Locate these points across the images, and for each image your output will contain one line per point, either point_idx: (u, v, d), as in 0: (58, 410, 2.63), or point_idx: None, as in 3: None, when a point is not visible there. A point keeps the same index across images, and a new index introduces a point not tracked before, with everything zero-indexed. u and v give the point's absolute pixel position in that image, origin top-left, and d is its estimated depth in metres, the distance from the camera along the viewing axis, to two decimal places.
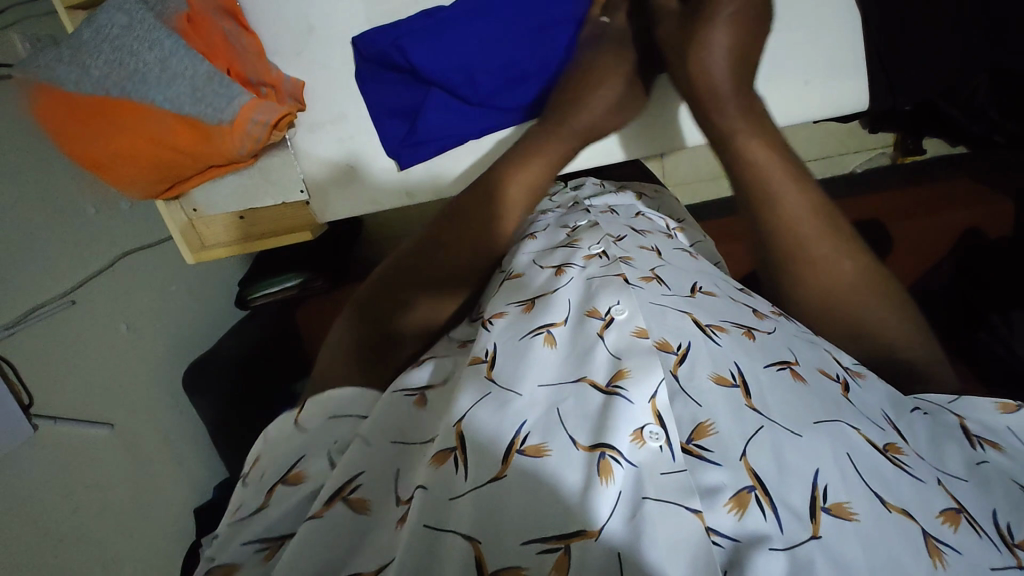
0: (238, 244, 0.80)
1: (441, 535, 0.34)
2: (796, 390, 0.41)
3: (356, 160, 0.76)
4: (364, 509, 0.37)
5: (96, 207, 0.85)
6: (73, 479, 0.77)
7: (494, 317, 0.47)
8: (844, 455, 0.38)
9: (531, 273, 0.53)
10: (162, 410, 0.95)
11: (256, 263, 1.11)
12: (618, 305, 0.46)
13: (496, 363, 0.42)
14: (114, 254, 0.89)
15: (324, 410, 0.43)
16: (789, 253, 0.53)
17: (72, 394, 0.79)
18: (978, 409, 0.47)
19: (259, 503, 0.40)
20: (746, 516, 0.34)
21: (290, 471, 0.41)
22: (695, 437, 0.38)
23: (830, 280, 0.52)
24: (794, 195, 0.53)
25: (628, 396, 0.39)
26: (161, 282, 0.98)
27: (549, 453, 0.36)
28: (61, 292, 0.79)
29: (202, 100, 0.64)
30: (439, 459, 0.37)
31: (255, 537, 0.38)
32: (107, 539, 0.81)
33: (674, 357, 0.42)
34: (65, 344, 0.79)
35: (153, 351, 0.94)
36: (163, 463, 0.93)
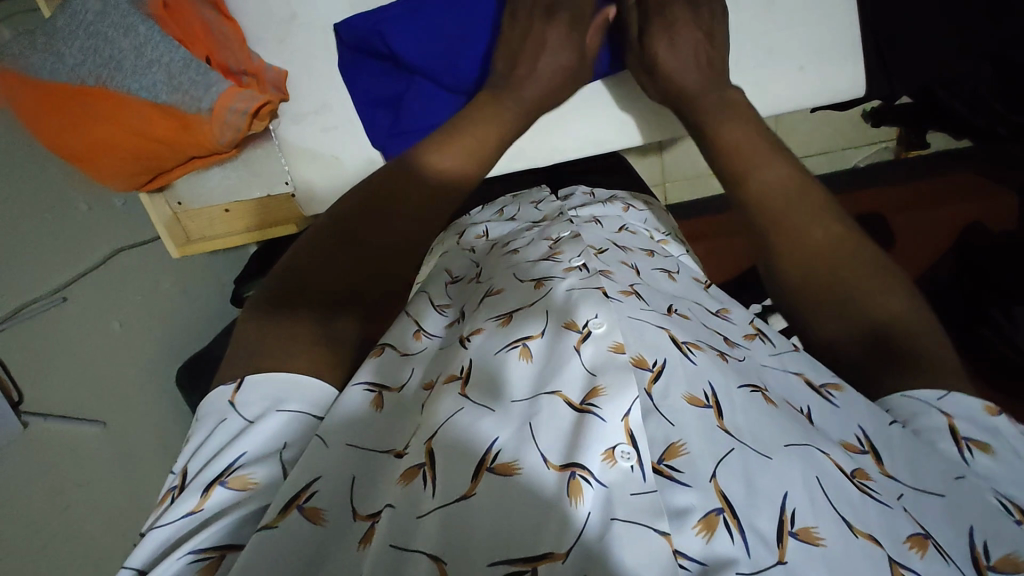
0: (223, 237, 0.79)
1: (407, 552, 0.34)
2: (768, 412, 0.40)
3: (341, 149, 0.74)
4: (319, 519, 0.36)
5: (88, 203, 0.86)
6: (64, 478, 0.77)
7: (472, 333, 0.45)
8: (813, 481, 0.36)
9: (510, 286, 0.50)
10: (155, 409, 0.94)
11: (251, 263, 1.11)
12: (596, 318, 0.43)
13: (471, 377, 0.41)
14: (105, 253, 0.88)
15: (266, 395, 0.41)
16: (765, 220, 0.55)
17: (62, 392, 0.79)
18: (967, 405, 0.44)
19: (194, 507, 0.37)
20: (714, 539, 0.33)
21: (231, 474, 0.38)
22: (666, 457, 0.37)
23: (804, 245, 0.52)
24: (769, 166, 0.57)
25: (600, 414, 0.37)
26: (154, 280, 0.97)
27: (520, 469, 0.36)
28: (51, 289, 0.79)
29: (178, 88, 0.62)
30: (408, 475, 0.37)
31: (190, 549, 0.34)
32: (100, 538, 0.81)
33: (650, 374, 0.41)
34: (56, 341, 0.79)
35: (147, 348, 0.94)
36: (157, 462, 0.93)
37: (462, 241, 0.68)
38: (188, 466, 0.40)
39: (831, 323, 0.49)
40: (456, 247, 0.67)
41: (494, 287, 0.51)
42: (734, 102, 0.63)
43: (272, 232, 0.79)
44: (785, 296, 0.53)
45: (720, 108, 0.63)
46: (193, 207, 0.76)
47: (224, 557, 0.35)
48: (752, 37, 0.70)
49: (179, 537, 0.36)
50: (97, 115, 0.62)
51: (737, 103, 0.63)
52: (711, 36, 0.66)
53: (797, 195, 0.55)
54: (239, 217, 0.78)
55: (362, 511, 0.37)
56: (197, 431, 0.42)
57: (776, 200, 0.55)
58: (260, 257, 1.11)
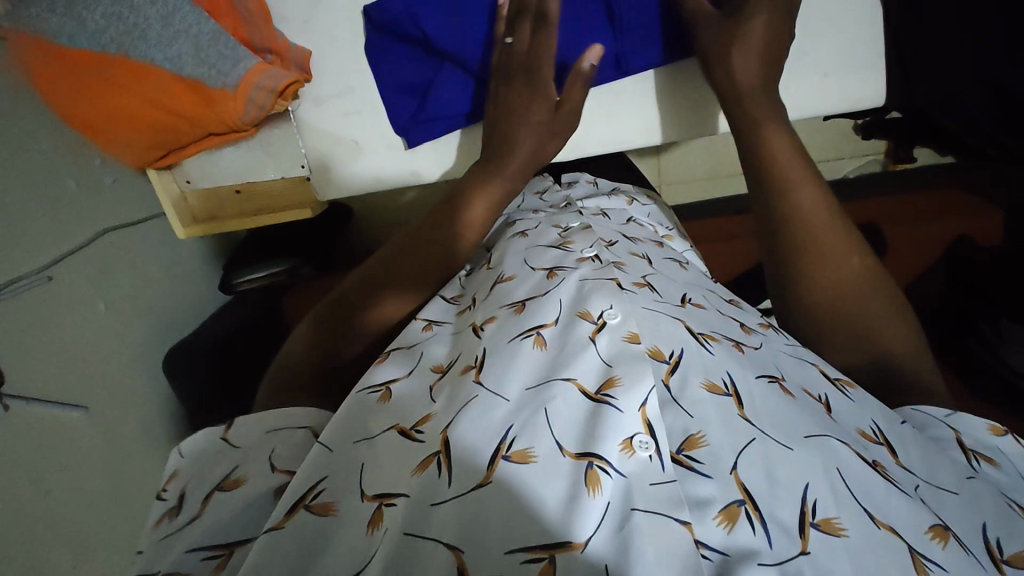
0: (233, 218, 0.80)
1: (420, 540, 0.34)
2: (787, 402, 0.41)
3: (359, 133, 0.74)
4: (329, 511, 0.37)
5: (76, 179, 0.82)
6: (46, 462, 0.74)
7: (486, 321, 0.47)
8: (834, 470, 0.37)
9: (522, 273, 0.51)
10: (140, 396, 0.92)
11: (242, 249, 1.09)
12: (611, 309, 0.44)
13: (485, 366, 0.42)
14: (92, 232, 0.85)
15: (250, 417, 0.45)
16: (798, 249, 0.53)
17: (46, 374, 0.76)
18: (972, 427, 0.46)
19: (195, 514, 0.39)
20: (736, 529, 0.34)
21: (226, 479, 0.41)
22: (686, 447, 0.37)
23: (834, 273, 0.52)
24: (806, 189, 0.54)
25: (617, 405, 0.38)
26: (141, 263, 0.95)
27: (535, 458, 0.36)
28: (36, 268, 0.75)
29: (205, 61, 0.61)
30: (422, 465, 0.38)
31: (201, 545, 0.37)
32: (81, 526, 0.78)
33: (667, 366, 0.41)
34: (41, 321, 0.76)
35: (131, 334, 0.91)
36: (139, 448, 0.90)
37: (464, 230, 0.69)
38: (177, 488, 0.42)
39: (839, 354, 0.52)
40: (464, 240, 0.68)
41: (504, 273, 0.53)
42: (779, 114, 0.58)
43: (283, 216, 0.79)
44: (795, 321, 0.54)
45: (758, 116, 0.58)
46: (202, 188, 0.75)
47: (233, 553, 0.37)
48: None
49: (176, 540, 0.37)
50: (116, 84, 0.61)
51: (775, 107, 0.59)
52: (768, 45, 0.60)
53: (831, 218, 0.53)
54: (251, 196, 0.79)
55: (367, 493, 0.38)
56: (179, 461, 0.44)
57: (814, 225, 0.53)
58: (253, 244, 1.10)
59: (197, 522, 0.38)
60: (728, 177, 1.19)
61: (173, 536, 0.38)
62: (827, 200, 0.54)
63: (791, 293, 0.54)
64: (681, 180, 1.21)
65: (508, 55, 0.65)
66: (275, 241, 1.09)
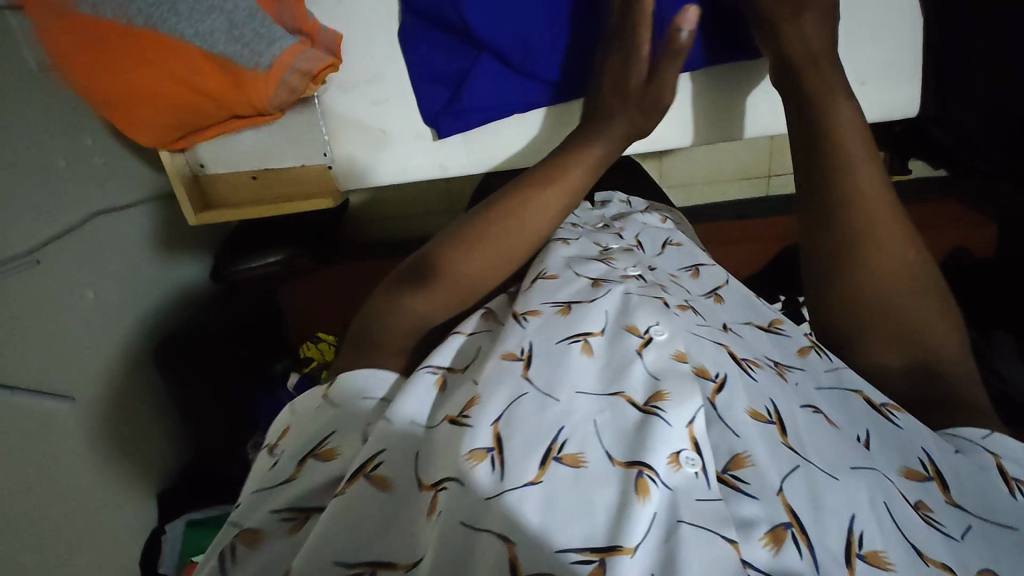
0: (246, 205, 0.77)
1: (477, 532, 0.33)
2: (830, 434, 0.42)
3: (389, 123, 0.72)
4: (385, 486, 0.37)
5: (67, 159, 0.79)
6: (29, 455, 0.71)
7: (529, 313, 0.45)
8: (880, 504, 0.37)
9: (566, 276, 0.50)
10: (129, 386, 0.88)
11: (235, 236, 1.06)
12: (658, 325, 0.44)
13: (533, 364, 0.41)
14: (83, 214, 0.82)
15: (356, 382, 0.44)
16: (856, 233, 0.53)
17: (33, 363, 0.72)
18: (1010, 446, 0.44)
19: (291, 474, 0.40)
20: (782, 552, 0.34)
21: (321, 447, 0.41)
22: (732, 467, 0.37)
23: (887, 261, 0.52)
24: (870, 174, 0.54)
25: (666, 418, 0.38)
26: (133, 249, 0.91)
27: (586, 463, 0.35)
28: (25, 250, 0.72)
29: (239, 40, 0.61)
30: (476, 456, 0.36)
31: (281, 507, 0.38)
32: (63, 521, 0.76)
33: (713, 384, 0.41)
34: (30, 307, 0.72)
35: (120, 322, 0.88)
36: (126, 441, 0.87)
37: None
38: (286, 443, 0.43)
39: (885, 352, 0.52)
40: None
41: (546, 270, 0.51)
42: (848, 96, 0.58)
43: (297, 205, 0.77)
44: (838, 315, 0.53)
45: (829, 93, 0.58)
46: (214, 173, 0.75)
47: (310, 518, 0.38)
48: None
49: (268, 493, 0.40)
50: (149, 61, 0.61)
51: (845, 89, 0.58)
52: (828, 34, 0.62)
53: (891, 206, 0.53)
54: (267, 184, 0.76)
55: (425, 481, 0.37)
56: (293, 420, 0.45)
57: (873, 211, 0.53)
58: (246, 231, 1.07)
59: (290, 484, 0.39)
60: (728, 182, 1.20)
61: (269, 492, 0.40)
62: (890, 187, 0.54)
63: (838, 279, 0.53)
64: (681, 183, 1.21)
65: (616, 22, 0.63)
66: (271, 230, 1.05)
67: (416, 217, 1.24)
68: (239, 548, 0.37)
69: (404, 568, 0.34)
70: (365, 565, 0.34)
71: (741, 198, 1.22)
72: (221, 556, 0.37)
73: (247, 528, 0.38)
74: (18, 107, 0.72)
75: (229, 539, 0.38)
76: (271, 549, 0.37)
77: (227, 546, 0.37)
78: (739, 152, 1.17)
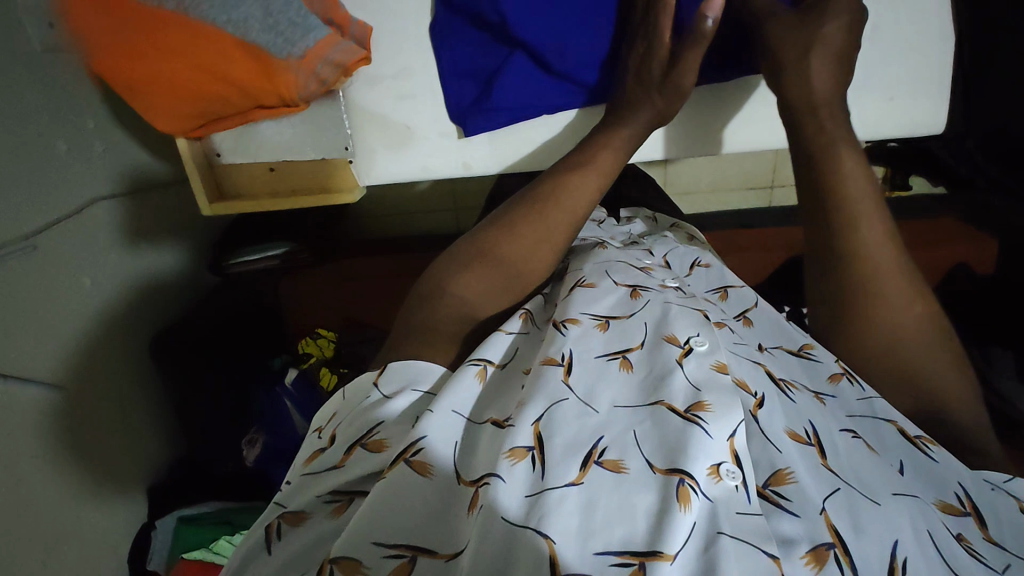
0: (262, 196, 0.77)
1: (518, 529, 0.34)
2: (868, 458, 0.43)
3: (413, 120, 0.72)
4: (426, 472, 0.37)
5: (67, 142, 0.77)
6: (18, 446, 0.69)
7: (568, 321, 0.46)
8: (924, 533, 0.37)
9: (604, 284, 0.51)
10: (122, 377, 0.86)
11: (237, 227, 1.04)
12: (698, 337, 0.45)
13: (574, 370, 0.42)
14: (81, 200, 0.79)
15: (403, 374, 0.44)
16: (858, 286, 0.53)
17: (27, 351, 0.70)
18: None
19: (339, 462, 0.41)
20: (825, 572, 0.34)
21: (370, 438, 0.41)
22: (773, 483, 0.38)
23: (889, 312, 0.52)
24: (874, 226, 0.53)
25: (707, 429, 0.38)
26: (131, 237, 0.89)
27: (627, 470, 0.36)
28: (21, 235, 0.70)
29: (274, 28, 0.59)
30: (517, 454, 0.37)
31: (326, 490, 0.40)
32: (49, 515, 0.73)
33: (754, 399, 0.42)
34: (23, 293, 0.70)
35: (115, 312, 0.86)
36: (119, 433, 0.85)
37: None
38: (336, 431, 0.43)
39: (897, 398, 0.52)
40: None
41: (585, 279, 0.52)
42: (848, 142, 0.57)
43: (314, 198, 0.77)
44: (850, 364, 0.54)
45: (828, 141, 0.56)
46: (231, 162, 0.74)
47: (352, 502, 0.39)
48: None
49: (317, 478, 0.41)
50: (175, 44, 0.59)
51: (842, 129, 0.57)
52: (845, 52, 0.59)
53: (895, 256, 0.53)
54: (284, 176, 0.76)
55: (465, 476, 0.38)
56: (343, 407, 0.45)
57: (876, 264, 0.53)
58: (247, 222, 1.04)
59: (338, 471, 0.40)
60: (731, 192, 1.21)
61: (317, 477, 0.41)
62: (895, 235, 0.54)
63: (850, 329, 0.53)
64: (685, 191, 1.21)
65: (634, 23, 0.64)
66: (271, 222, 1.03)
67: (418, 215, 1.23)
68: (285, 528, 0.39)
69: (444, 558, 0.35)
70: (403, 548, 0.35)
71: (743, 208, 1.22)
72: (269, 533, 0.39)
73: (293, 509, 0.40)
74: (18, 87, 0.69)
75: (275, 517, 0.40)
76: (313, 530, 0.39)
77: (272, 524, 0.40)
78: (743, 162, 1.18)
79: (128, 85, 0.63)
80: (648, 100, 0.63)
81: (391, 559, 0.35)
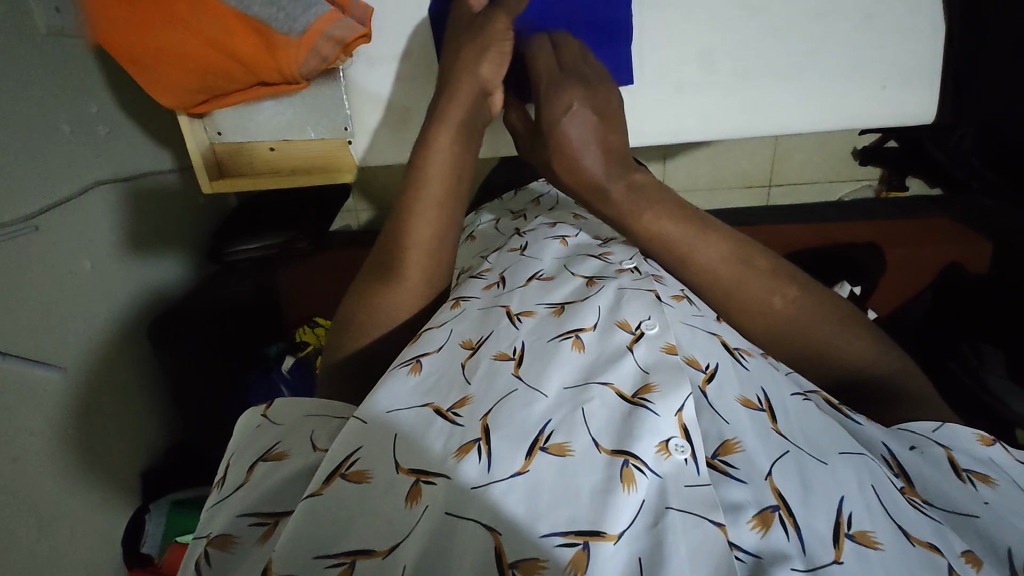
0: (261, 176, 0.78)
1: (459, 520, 0.38)
2: (820, 419, 0.47)
3: (412, 101, 0.73)
4: (363, 477, 0.42)
5: (71, 125, 0.78)
6: (15, 425, 0.69)
7: (524, 315, 0.53)
8: (868, 487, 0.42)
9: (561, 278, 0.59)
10: (120, 361, 0.87)
11: (237, 214, 1.05)
12: (649, 321, 0.50)
13: (523, 361, 0.48)
14: (84, 182, 0.80)
15: (298, 409, 0.52)
16: (725, 303, 0.57)
17: (26, 330, 0.71)
18: (961, 437, 0.50)
19: (243, 481, 0.46)
20: (770, 533, 0.39)
21: (269, 452, 0.48)
22: (720, 453, 0.43)
23: (764, 317, 0.56)
24: (711, 249, 0.56)
25: (655, 409, 0.43)
26: (133, 222, 0.90)
27: (572, 452, 0.41)
28: (24, 217, 0.70)
29: (275, 5, 0.60)
30: (463, 450, 0.41)
31: (250, 513, 0.43)
32: (45, 496, 0.74)
33: (703, 375, 0.47)
34: (25, 274, 0.71)
35: (115, 296, 0.86)
36: (116, 415, 0.86)
37: (500, 227, 0.82)
38: (231, 461, 0.49)
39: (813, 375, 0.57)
40: (466, 245, 0.82)
41: (542, 273, 0.60)
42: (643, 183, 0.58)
43: (311, 181, 0.78)
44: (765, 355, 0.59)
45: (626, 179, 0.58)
46: (231, 141, 0.75)
47: (278, 522, 0.42)
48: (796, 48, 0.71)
49: (229, 504, 0.44)
50: (179, 19, 0.60)
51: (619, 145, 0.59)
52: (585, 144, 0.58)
53: (742, 270, 0.56)
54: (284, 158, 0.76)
55: (403, 464, 0.42)
56: (236, 445, 0.51)
57: (732, 281, 0.56)
58: (246, 211, 1.05)
59: (244, 490, 0.45)
60: (728, 190, 1.22)
61: (225, 503, 0.45)
62: (732, 248, 0.56)
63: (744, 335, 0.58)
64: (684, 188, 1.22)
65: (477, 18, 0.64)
66: (270, 208, 1.04)
67: None
68: (212, 552, 0.41)
69: (380, 555, 0.38)
70: (344, 555, 0.38)
71: (741, 206, 1.23)
72: (195, 565, 0.41)
73: (218, 534, 0.42)
74: (24, 70, 0.70)
75: (201, 549, 0.42)
76: (244, 552, 0.41)
77: (199, 558, 0.41)
78: (741, 160, 1.18)
79: (138, 64, 0.64)
80: (461, 88, 0.61)
81: (333, 566, 0.37)
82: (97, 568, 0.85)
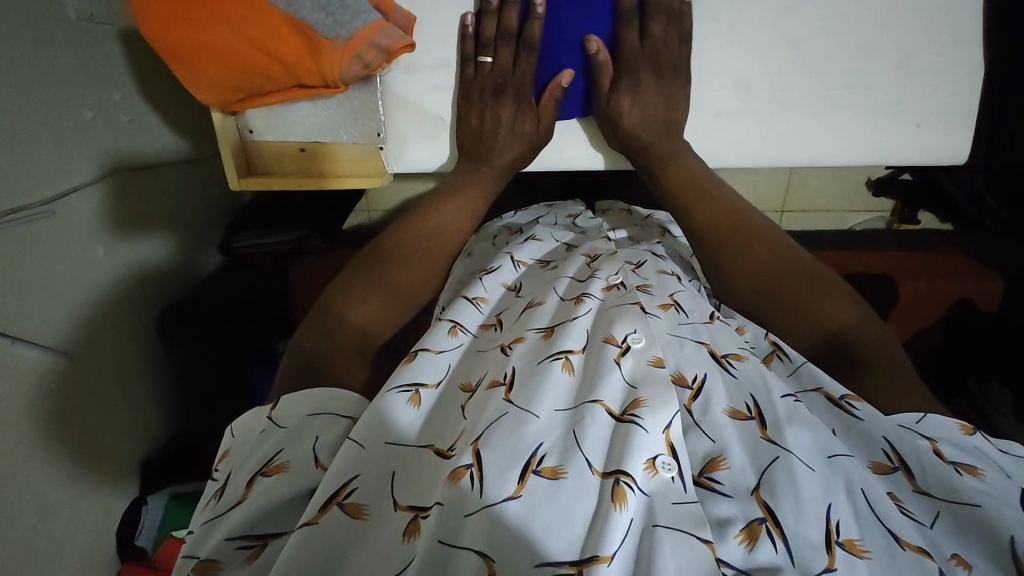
0: (290, 175, 0.79)
1: (456, 550, 0.38)
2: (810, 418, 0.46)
3: (448, 109, 0.74)
4: (359, 512, 0.42)
5: (94, 112, 0.78)
6: (18, 410, 0.68)
7: (515, 342, 0.53)
8: (857, 490, 0.42)
9: (550, 298, 0.59)
10: (126, 350, 0.86)
11: (251, 209, 1.07)
12: (635, 334, 0.50)
13: (514, 387, 0.47)
14: (104, 169, 0.80)
15: (303, 408, 0.49)
16: (716, 244, 0.65)
17: (37, 314, 0.70)
18: (943, 427, 0.49)
19: (241, 497, 0.45)
20: (757, 547, 0.39)
21: (269, 465, 0.46)
22: (708, 470, 0.43)
23: (750, 260, 0.63)
24: (718, 196, 0.69)
25: (643, 425, 0.43)
26: (147, 209, 0.89)
27: (564, 475, 0.40)
28: (40, 200, 0.70)
29: (324, 9, 0.61)
30: (455, 476, 0.41)
31: (237, 536, 0.42)
32: (44, 480, 0.73)
33: (689, 392, 0.48)
34: (39, 257, 0.70)
35: (125, 282, 0.86)
36: (118, 403, 0.85)
37: (497, 243, 0.83)
38: (229, 473, 0.48)
39: (794, 334, 0.59)
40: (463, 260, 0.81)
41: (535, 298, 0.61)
42: (679, 147, 0.72)
43: (342, 181, 0.79)
44: (751, 314, 0.62)
45: (669, 134, 0.72)
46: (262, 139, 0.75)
47: (266, 545, 0.42)
48: (831, 73, 0.70)
49: (219, 523, 0.44)
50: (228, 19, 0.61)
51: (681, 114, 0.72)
52: (644, 122, 0.71)
53: (737, 219, 0.67)
54: (314, 158, 0.77)
55: (402, 503, 0.43)
56: (234, 449, 0.50)
57: (727, 222, 0.66)
58: (257, 207, 1.07)
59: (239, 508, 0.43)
60: None
61: (218, 523, 0.44)
62: (739, 206, 0.68)
63: (728, 280, 0.64)
64: None
65: (479, 74, 0.70)
66: (286, 209, 1.04)
67: None
68: None
69: None
70: None
71: None
72: None
73: (203, 558, 0.42)
74: (51, 54, 0.70)
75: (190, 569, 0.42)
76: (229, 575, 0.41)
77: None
78: (756, 184, 1.19)
79: (177, 57, 0.64)
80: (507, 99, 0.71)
81: None
82: (90, 558, 0.83)
